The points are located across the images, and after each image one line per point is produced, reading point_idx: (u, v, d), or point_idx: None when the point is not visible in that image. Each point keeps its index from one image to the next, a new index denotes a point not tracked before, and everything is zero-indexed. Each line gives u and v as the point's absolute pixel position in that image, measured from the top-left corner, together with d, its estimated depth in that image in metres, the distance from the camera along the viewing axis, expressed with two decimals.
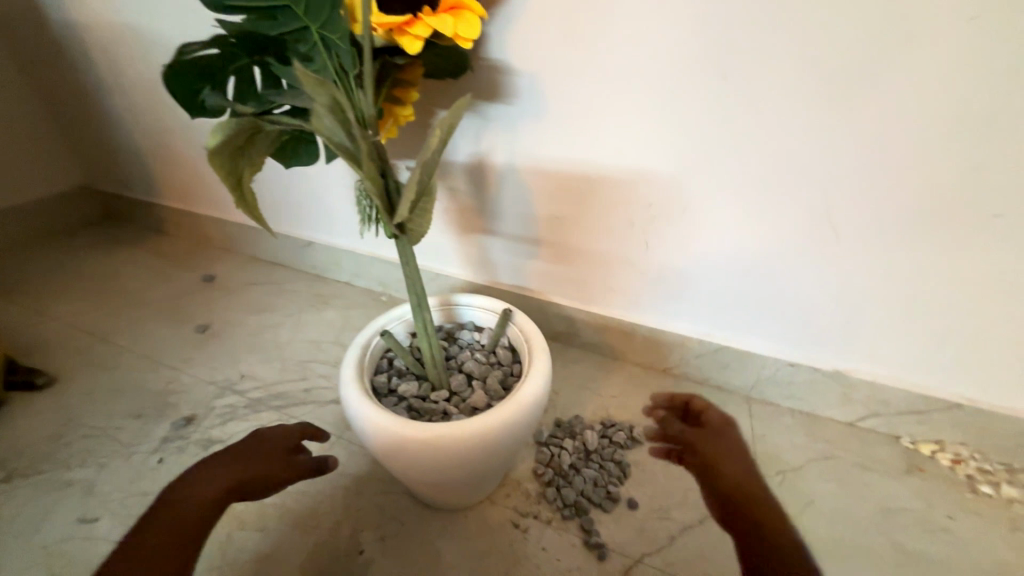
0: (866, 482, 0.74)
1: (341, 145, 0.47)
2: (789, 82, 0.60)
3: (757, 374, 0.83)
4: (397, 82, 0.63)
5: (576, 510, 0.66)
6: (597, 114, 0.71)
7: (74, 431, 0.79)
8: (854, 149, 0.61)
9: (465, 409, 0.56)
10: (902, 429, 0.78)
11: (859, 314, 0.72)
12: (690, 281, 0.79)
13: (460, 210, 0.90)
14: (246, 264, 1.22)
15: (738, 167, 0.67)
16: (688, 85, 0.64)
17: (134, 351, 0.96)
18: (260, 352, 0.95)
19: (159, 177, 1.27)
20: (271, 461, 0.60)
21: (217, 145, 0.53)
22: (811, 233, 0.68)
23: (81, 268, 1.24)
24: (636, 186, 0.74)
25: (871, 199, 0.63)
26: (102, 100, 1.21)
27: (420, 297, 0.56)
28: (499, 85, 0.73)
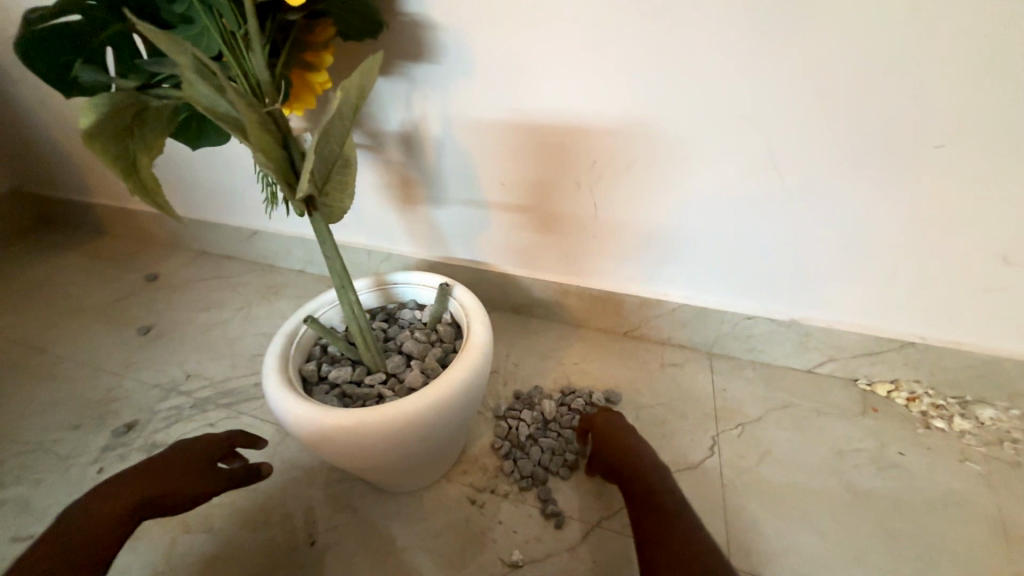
0: (823, 427, 0.74)
1: (225, 115, 0.42)
2: (721, 18, 0.56)
3: (716, 329, 0.82)
4: (305, 45, 0.58)
5: (533, 481, 0.65)
6: (529, 68, 0.66)
7: (6, 449, 0.75)
8: (795, 87, 0.58)
9: (402, 391, 0.54)
10: (858, 371, 0.78)
11: (810, 259, 0.71)
12: (643, 239, 0.77)
13: (402, 184, 0.85)
14: (192, 259, 1.16)
15: (679, 117, 0.64)
16: (618, 29, 0.60)
17: (72, 360, 0.91)
18: (207, 349, 0.91)
19: (87, 173, 1.19)
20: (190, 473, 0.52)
21: (93, 126, 0.48)
22: (756, 180, 0.66)
23: (14, 277, 1.16)
24: (579, 143, 0.71)
25: (814, 139, 0.61)
26: (9, 93, 1.11)
27: (343, 278, 0.53)
28: (422, 42, 0.68)
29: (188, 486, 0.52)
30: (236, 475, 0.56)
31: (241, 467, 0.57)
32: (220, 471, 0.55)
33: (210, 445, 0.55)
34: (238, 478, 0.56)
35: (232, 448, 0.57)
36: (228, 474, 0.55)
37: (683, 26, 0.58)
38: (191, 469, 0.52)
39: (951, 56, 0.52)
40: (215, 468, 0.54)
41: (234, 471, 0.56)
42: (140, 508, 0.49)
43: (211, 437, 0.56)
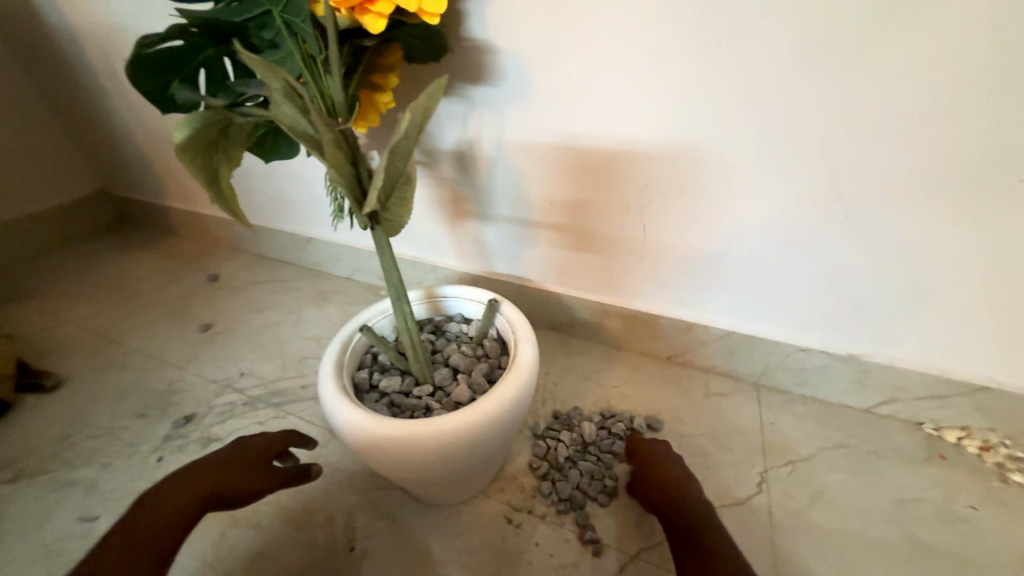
0: (883, 472, 0.69)
1: (304, 133, 0.45)
2: (786, 46, 0.56)
3: (766, 360, 0.79)
4: (374, 68, 0.61)
5: (571, 504, 0.64)
6: (584, 92, 0.67)
7: (80, 432, 0.81)
8: (863, 116, 0.56)
9: (448, 404, 0.55)
10: (923, 415, 0.73)
11: (874, 293, 0.67)
12: (692, 263, 0.76)
13: (452, 200, 0.87)
14: (250, 263, 1.23)
15: (735, 143, 0.63)
16: (676, 55, 0.60)
17: (141, 351, 0.97)
18: (260, 349, 0.95)
19: (164, 179, 1.29)
20: (245, 474, 0.54)
21: (184, 140, 0.52)
22: (816, 209, 0.64)
23: (94, 271, 1.26)
24: (631, 166, 0.71)
25: (880, 170, 0.59)
26: (105, 105, 1.22)
27: (398, 289, 0.54)
28: (482, 65, 0.70)
29: (245, 483, 0.54)
30: (289, 475, 0.56)
31: (293, 465, 0.57)
32: (274, 469, 0.55)
33: (265, 443, 0.57)
34: (290, 478, 0.56)
35: (285, 447, 0.58)
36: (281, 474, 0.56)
37: (745, 52, 0.57)
38: (247, 467, 0.54)
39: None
40: (268, 466, 0.55)
41: (285, 471, 0.56)
42: (203, 501, 0.51)
43: (267, 435, 0.57)
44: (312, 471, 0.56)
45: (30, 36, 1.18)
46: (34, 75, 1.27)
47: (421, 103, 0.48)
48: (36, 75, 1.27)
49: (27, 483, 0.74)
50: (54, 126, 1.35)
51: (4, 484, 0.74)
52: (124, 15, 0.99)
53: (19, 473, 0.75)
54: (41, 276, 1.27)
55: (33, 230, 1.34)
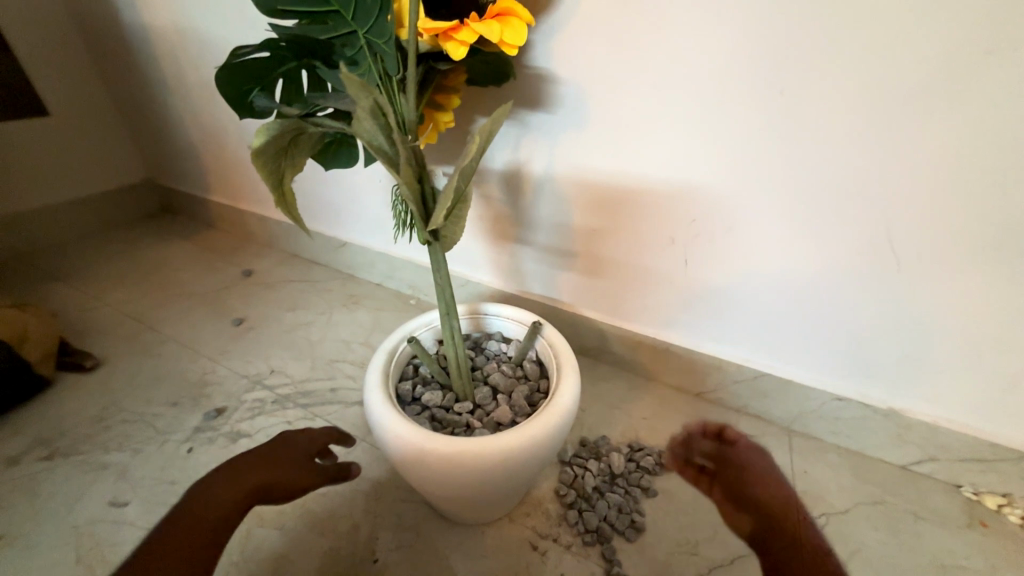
0: (919, 533, 0.67)
1: (381, 149, 0.47)
2: (851, 98, 0.56)
3: (800, 406, 0.78)
4: (440, 88, 0.63)
5: (598, 537, 0.63)
6: (640, 126, 0.69)
7: (114, 415, 0.83)
8: (924, 173, 0.56)
9: (489, 424, 0.55)
10: (962, 477, 0.71)
11: (921, 349, 0.66)
12: (731, 302, 0.75)
13: (495, 219, 0.89)
14: (284, 261, 1.26)
15: (788, 188, 0.64)
16: (737, 98, 0.61)
17: (175, 340, 0.99)
18: (292, 348, 0.96)
19: (211, 173, 1.33)
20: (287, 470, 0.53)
21: (262, 145, 0.53)
22: (868, 260, 0.63)
23: (135, 257, 1.30)
24: (680, 202, 0.71)
25: (937, 227, 0.58)
26: (164, 99, 1.27)
27: (449, 305, 0.55)
28: (542, 93, 0.72)
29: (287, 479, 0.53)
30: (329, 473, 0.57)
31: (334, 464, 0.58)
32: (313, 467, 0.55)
33: (310, 440, 0.57)
34: (332, 476, 0.57)
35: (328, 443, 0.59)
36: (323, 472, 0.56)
37: (810, 102, 0.58)
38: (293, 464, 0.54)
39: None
40: (313, 463, 0.56)
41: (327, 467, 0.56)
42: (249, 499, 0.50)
43: (312, 432, 0.58)
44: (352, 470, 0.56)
45: (102, 31, 1.24)
46: (100, 66, 1.33)
47: (488, 126, 0.49)
48: (102, 66, 1.32)
49: (60, 462, 0.75)
50: (112, 115, 1.40)
51: (39, 461, 0.76)
52: (197, 19, 1.04)
53: (54, 452, 0.77)
54: (83, 257, 1.30)
55: (82, 212, 1.39)
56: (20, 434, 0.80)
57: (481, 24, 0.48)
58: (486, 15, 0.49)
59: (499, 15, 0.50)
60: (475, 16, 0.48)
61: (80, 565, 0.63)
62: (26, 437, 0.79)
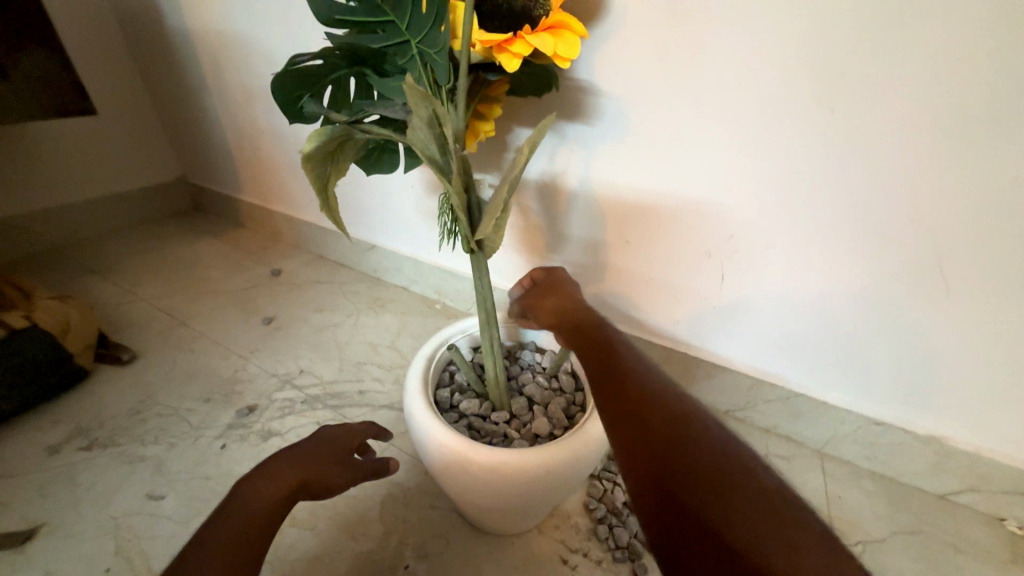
0: (961, 567, 0.65)
1: (432, 159, 0.48)
2: (903, 118, 0.55)
3: (834, 429, 0.76)
4: (483, 98, 0.64)
5: (629, 554, 0.62)
6: (680, 140, 0.68)
7: (150, 409, 0.84)
8: (980, 197, 0.55)
9: (526, 434, 0.55)
10: (1005, 510, 0.69)
11: (969, 376, 0.64)
12: (767, 319, 0.74)
13: (527, 229, 0.89)
14: (311, 262, 1.27)
15: (831, 207, 0.63)
16: (783, 115, 0.61)
17: (207, 337, 1.01)
18: (320, 349, 0.98)
19: (243, 174, 1.36)
20: (329, 467, 0.50)
21: (312, 150, 0.54)
22: (915, 283, 0.62)
23: (168, 253, 1.33)
24: (716, 217, 0.71)
25: (991, 252, 0.56)
26: (201, 101, 1.30)
27: (490, 314, 0.55)
28: (582, 105, 0.73)
29: (330, 476, 0.50)
30: (369, 469, 0.53)
31: (372, 460, 0.54)
32: (354, 463, 0.53)
33: (349, 434, 0.55)
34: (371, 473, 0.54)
35: (366, 439, 0.57)
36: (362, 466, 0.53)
37: (862, 121, 0.57)
38: (336, 457, 0.51)
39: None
40: (352, 458, 0.53)
41: (366, 464, 0.53)
42: (292, 495, 0.47)
43: (350, 427, 0.56)
44: (390, 466, 0.54)
45: (146, 34, 1.28)
46: (142, 67, 1.37)
47: (535, 137, 0.48)
48: (143, 67, 1.36)
49: (98, 452, 0.77)
50: (151, 115, 1.44)
51: (79, 450, 0.77)
52: (239, 25, 1.06)
53: (93, 442, 0.79)
54: (119, 251, 1.34)
55: (118, 207, 1.43)
56: (60, 423, 0.82)
57: (535, 36, 0.49)
58: (539, 27, 0.50)
59: (551, 28, 0.51)
60: (528, 28, 0.49)
61: (118, 556, 0.64)
62: (67, 426, 0.82)
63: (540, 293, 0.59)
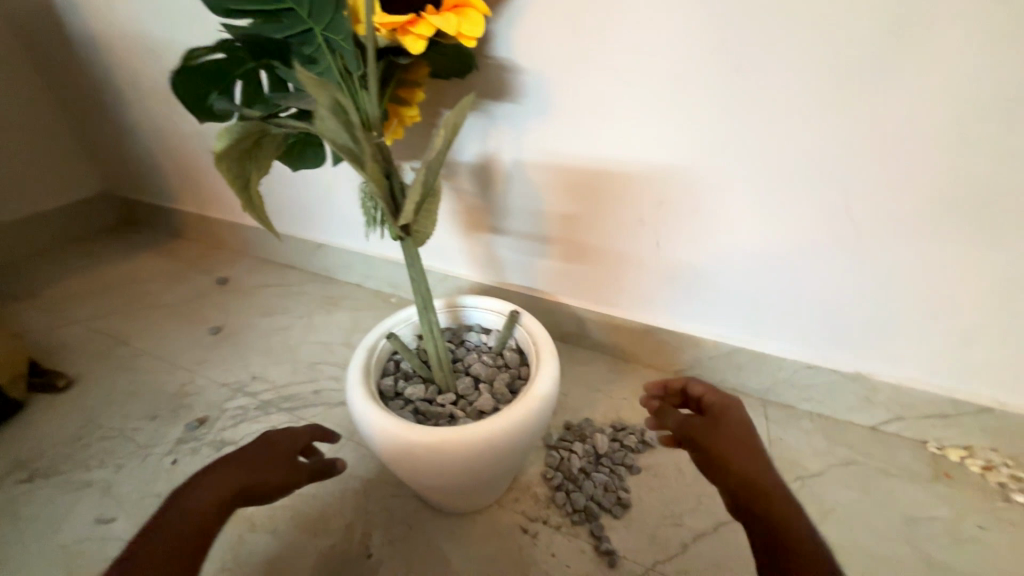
0: (890, 489, 0.71)
1: (346, 147, 0.47)
2: (800, 72, 0.58)
3: (772, 376, 0.81)
4: (403, 83, 0.63)
5: (586, 515, 0.65)
6: (602, 111, 0.70)
7: (93, 433, 0.81)
8: (875, 143, 0.59)
9: (472, 412, 0.56)
10: (928, 433, 0.75)
11: (884, 313, 0.69)
12: (702, 278, 0.77)
13: (468, 211, 0.89)
14: (258, 267, 1.23)
15: (748, 166, 0.66)
16: (694, 78, 0.63)
17: (150, 353, 0.97)
18: (271, 354, 0.96)
19: (174, 182, 1.29)
20: (271, 471, 0.50)
21: (223, 148, 0.53)
22: (828, 232, 0.66)
23: (101, 272, 1.26)
24: (646, 183, 0.73)
25: (890, 195, 0.61)
26: (119, 107, 1.23)
27: (426, 299, 0.55)
28: (506, 83, 0.73)
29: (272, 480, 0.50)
30: (314, 469, 0.54)
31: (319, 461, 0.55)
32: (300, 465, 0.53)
33: (291, 438, 0.54)
34: (316, 473, 0.54)
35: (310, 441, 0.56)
36: (307, 469, 0.54)
37: (766, 80, 0.60)
38: (278, 463, 0.50)
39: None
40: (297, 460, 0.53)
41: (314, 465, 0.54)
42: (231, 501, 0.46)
43: (291, 430, 0.55)
44: (336, 467, 0.55)
45: (48, 40, 1.20)
46: (50, 76, 1.28)
47: (454, 118, 0.49)
48: (51, 76, 1.27)
49: (40, 484, 0.74)
50: (66, 127, 1.35)
51: (18, 484, 0.74)
52: (149, 24, 1.01)
53: (32, 474, 0.75)
54: (46, 275, 1.26)
55: (41, 229, 1.34)
56: None
57: (438, 17, 0.49)
58: (443, 7, 0.50)
59: (456, 7, 0.50)
60: (431, 8, 0.49)
61: None
62: (2, 461, 0.77)
63: (695, 423, 0.57)
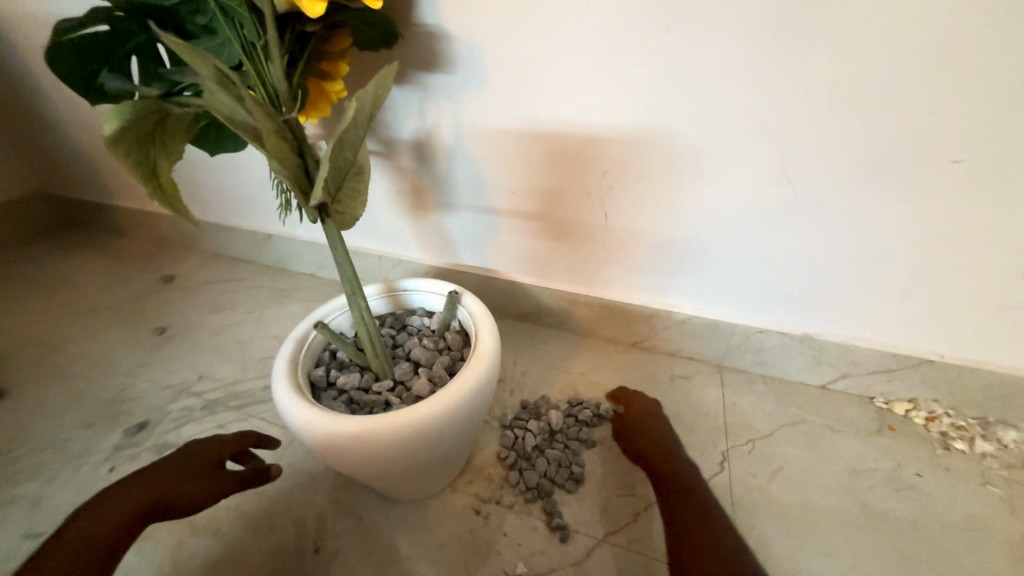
0: (837, 445, 0.72)
1: (243, 123, 0.43)
2: (731, 29, 0.56)
3: (725, 343, 0.81)
4: (323, 56, 0.59)
5: (539, 493, 0.64)
6: (538, 78, 0.67)
7: (23, 445, 0.76)
8: (809, 101, 0.57)
9: (408, 398, 0.54)
10: (874, 389, 0.77)
11: (827, 273, 0.69)
12: (652, 248, 0.76)
13: (413, 191, 0.86)
14: (207, 262, 1.18)
15: (687, 130, 0.64)
16: (624, 40, 0.61)
17: (89, 358, 0.92)
18: (218, 351, 0.92)
19: (110, 177, 1.22)
20: (189, 483, 0.52)
21: (115, 132, 0.48)
22: (769, 195, 0.65)
23: (36, 276, 1.19)
24: (589, 153, 0.71)
25: (827, 154, 0.60)
26: (37, 97, 1.14)
27: (354, 284, 0.53)
28: (436, 52, 0.69)
29: (190, 491, 0.52)
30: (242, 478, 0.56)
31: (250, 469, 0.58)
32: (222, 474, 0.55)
33: (218, 447, 0.57)
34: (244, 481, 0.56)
35: (243, 448, 0.59)
36: (236, 476, 0.56)
37: (698, 39, 0.58)
38: (196, 475, 0.53)
39: (986, 62, 0.50)
40: (222, 470, 0.55)
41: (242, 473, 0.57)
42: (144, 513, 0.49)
43: (220, 439, 0.58)
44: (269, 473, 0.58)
45: None
46: None
47: (374, 90, 0.44)
48: None
49: None
50: None
51: None
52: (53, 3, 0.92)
53: None
54: None
55: None
56: None
57: None
58: None
59: None
60: None
61: None
62: None
63: None
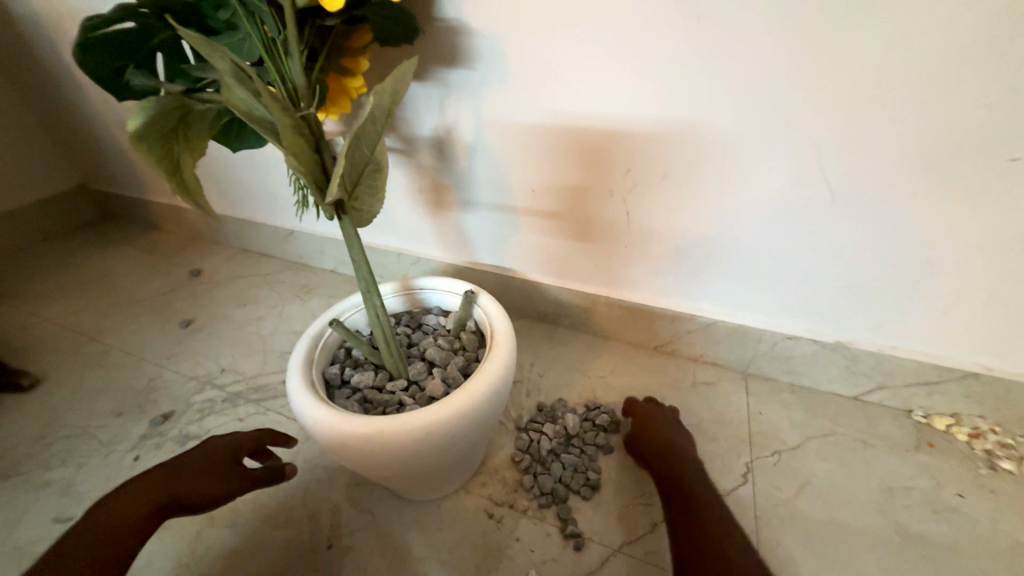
0: (870, 460, 0.68)
1: (260, 119, 0.43)
2: (764, 19, 0.53)
3: (752, 349, 0.78)
4: (345, 52, 0.59)
5: (553, 498, 0.63)
6: (560, 73, 0.65)
7: (56, 432, 0.79)
8: (849, 94, 0.54)
9: (422, 399, 0.54)
10: (913, 402, 0.72)
11: (863, 279, 0.65)
12: (676, 249, 0.74)
13: (433, 188, 0.85)
14: (234, 257, 1.20)
15: (716, 127, 0.61)
16: (651, 31, 0.58)
17: (120, 349, 0.95)
18: (241, 345, 0.93)
19: (144, 173, 1.26)
20: (207, 479, 0.54)
21: (140, 127, 0.48)
22: (802, 195, 0.62)
23: (75, 268, 1.24)
24: (613, 150, 0.69)
25: (866, 151, 0.56)
26: (78, 96, 1.18)
27: (369, 283, 0.52)
28: (457, 47, 0.68)
29: (208, 488, 0.54)
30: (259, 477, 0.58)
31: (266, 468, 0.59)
32: (239, 472, 0.56)
33: (237, 444, 0.58)
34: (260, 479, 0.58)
35: (261, 446, 0.60)
36: (253, 475, 0.57)
37: (728, 30, 0.55)
38: (215, 472, 0.54)
39: None
40: (240, 467, 0.56)
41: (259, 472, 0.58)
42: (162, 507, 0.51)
43: (239, 436, 0.58)
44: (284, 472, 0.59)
45: None
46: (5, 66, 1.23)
47: (391, 85, 0.43)
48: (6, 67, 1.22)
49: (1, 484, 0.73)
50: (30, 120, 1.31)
51: None
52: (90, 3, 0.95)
53: None
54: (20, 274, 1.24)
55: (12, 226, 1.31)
56: None
57: None
58: None
59: None
60: None
61: None
62: None
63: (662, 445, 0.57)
